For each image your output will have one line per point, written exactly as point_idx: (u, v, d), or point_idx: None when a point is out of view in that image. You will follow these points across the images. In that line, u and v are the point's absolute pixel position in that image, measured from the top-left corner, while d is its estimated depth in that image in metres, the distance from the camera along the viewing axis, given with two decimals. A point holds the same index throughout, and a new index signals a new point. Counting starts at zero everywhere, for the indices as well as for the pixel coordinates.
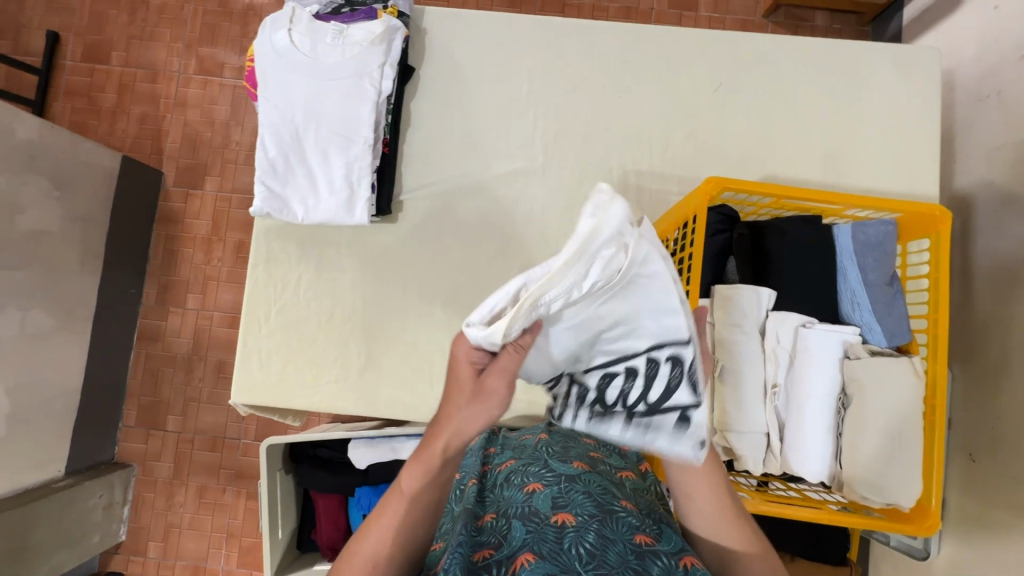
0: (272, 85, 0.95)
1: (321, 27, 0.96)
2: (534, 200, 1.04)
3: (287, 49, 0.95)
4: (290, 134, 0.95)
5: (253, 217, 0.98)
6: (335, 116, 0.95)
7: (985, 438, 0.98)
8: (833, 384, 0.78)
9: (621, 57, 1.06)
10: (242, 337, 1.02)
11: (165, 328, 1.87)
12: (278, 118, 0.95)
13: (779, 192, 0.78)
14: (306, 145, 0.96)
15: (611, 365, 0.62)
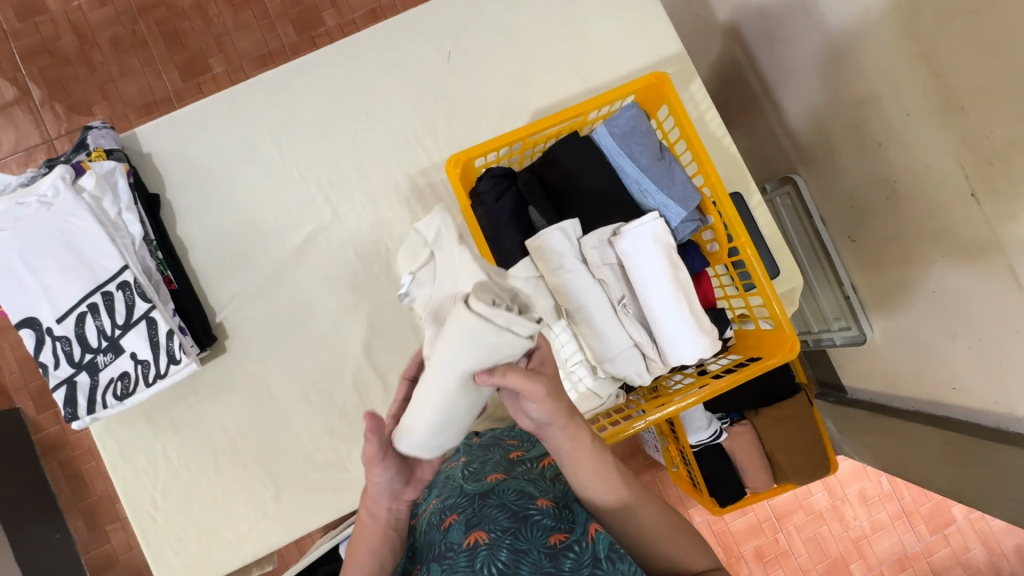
0: (13, 295, 0.86)
1: (25, 212, 0.87)
2: (344, 250, 1.01)
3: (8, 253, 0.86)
4: (61, 331, 0.87)
5: (76, 428, 0.89)
6: (92, 287, 0.87)
7: (851, 221, 1.18)
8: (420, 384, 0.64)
9: (351, 77, 1.04)
10: (134, 523, 0.94)
11: (112, 550, 1.63)
12: (40, 322, 0.87)
13: (520, 133, 0.81)
14: (84, 334, 0.87)
15: (77, 311, 0.87)
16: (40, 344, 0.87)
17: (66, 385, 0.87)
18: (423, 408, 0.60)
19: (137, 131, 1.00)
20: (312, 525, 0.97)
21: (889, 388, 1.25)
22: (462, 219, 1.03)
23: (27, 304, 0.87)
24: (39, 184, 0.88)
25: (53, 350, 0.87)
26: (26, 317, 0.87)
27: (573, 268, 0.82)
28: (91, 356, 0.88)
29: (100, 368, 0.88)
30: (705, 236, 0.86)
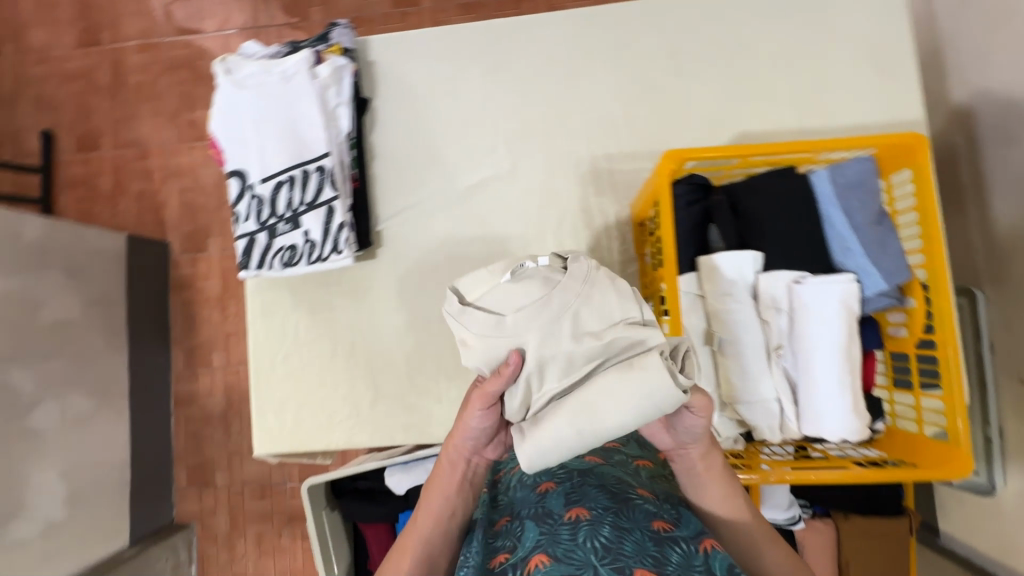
0: (235, 148, 0.97)
1: (265, 80, 0.96)
2: (508, 204, 1.04)
3: (242, 110, 0.96)
4: (260, 192, 0.97)
5: (241, 277, 1.00)
6: (296, 163, 0.96)
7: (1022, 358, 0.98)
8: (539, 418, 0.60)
9: (572, 46, 1.05)
10: (253, 374, 1.05)
11: (196, 390, 1.92)
12: (246, 178, 0.97)
13: (744, 151, 0.76)
14: (276, 200, 0.97)
15: (277, 179, 0.96)
16: (241, 196, 0.98)
17: (248, 238, 0.98)
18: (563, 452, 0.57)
19: (372, 38, 1.07)
20: (392, 442, 1.02)
21: (995, 554, 1.05)
22: (628, 214, 1.02)
23: (242, 159, 0.97)
24: (284, 60, 0.97)
25: (248, 205, 0.97)
26: (237, 169, 0.97)
27: (739, 299, 0.80)
28: (274, 222, 0.97)
29: (278, 234, 0.97)
30: (892, 317, 0.79)
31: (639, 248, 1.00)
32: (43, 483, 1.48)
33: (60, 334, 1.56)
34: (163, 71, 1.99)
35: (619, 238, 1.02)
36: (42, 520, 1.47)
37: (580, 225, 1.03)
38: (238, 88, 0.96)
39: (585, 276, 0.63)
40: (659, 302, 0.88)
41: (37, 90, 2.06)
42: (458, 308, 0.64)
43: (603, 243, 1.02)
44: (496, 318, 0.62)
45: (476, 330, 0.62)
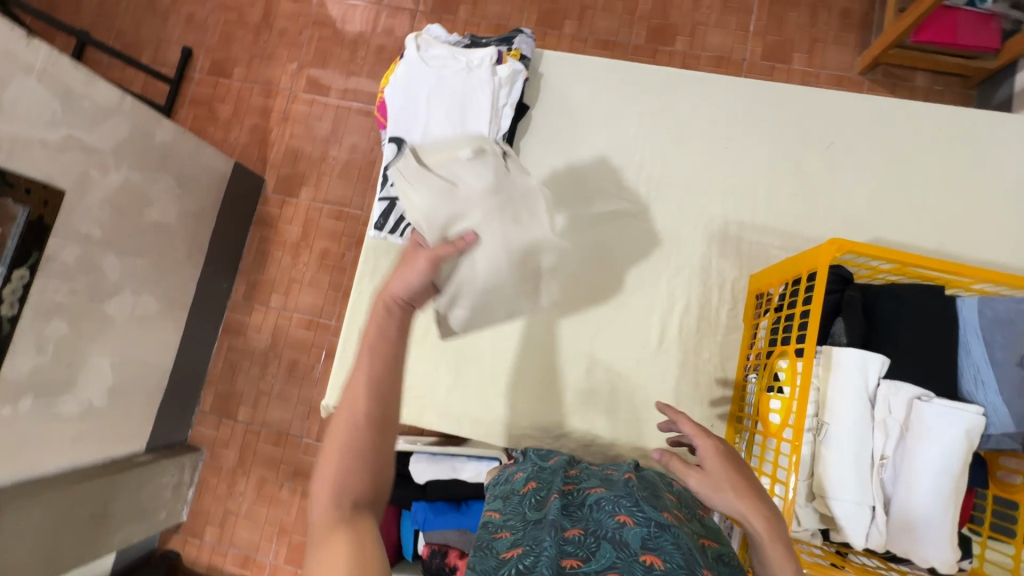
0: (400, 117, 1.03)
1: (448, 65, 1.03)
2: (632, 240, 1.07)
3: (420, 85, 1.03)
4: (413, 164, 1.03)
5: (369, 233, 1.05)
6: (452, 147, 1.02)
7: None
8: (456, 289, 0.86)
9: (733, 111, 1.08)
10: (346, 327, 1.09)
11: (247, 323, 1.94)
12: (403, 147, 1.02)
13: (903, 258, 0.77)
14: None
15: None
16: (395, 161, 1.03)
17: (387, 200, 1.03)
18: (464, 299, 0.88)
19: (547, 53, 1.14)
20: (457, 430, 1.04)
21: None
22: (745, 283, 1.03)
23: (404, 129, 1.03)
24: (470, 52, 1.04)
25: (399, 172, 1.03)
26: (397, 136, 1.03)
27: (858, 400, 0.78)
28: None
29: None
30: (1007, 461, 0.78)
31: (748, 318, 1.01)
32: (96, 368, 1.48)
33: (155, 235, 1.58)
34: (309, 24, 2.06)
35: (730, 303, 1.03)
36: (85, 402, 1.46)
37: (694, 279, 1.05)
38: (422, 64, 1.03)
39: (513, 182, 0.91)
40: (769, 377, 0.87)
41: (191, 10, 2.12)
42: (404, 160, 0.92)
43: (713, 303, 1.04)
44: (447, 185, 0.88)
45: (422, 198, 0.87)
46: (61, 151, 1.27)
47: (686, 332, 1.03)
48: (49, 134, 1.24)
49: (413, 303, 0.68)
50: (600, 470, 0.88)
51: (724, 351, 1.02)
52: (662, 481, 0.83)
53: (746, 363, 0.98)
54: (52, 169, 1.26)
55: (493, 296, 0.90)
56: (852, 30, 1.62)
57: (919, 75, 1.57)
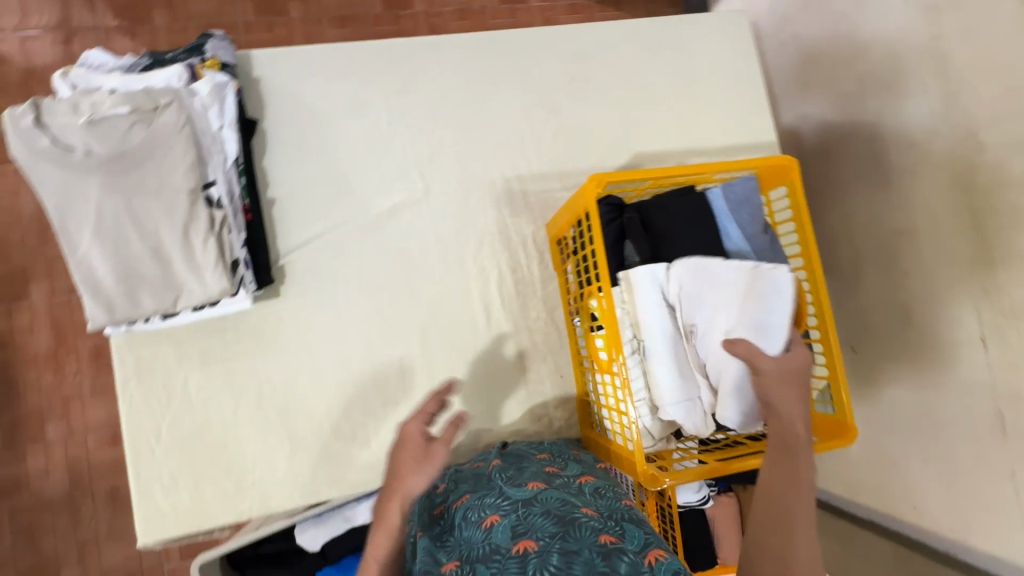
0: (60, 183, 0.77)
1: (113, 98, 0.80)
2: (426, 227, 1.00)
3: (79, 134, 0.78)
4: (111, 233, 0.79)
5: (92, 332, 0.81)
6: (156, 199, 0.80)
7: (858, 333, 1.14)
8: (113, 243, 0.79)
9: (477, 69, 1.05)
10: (129, 448, 0.87)
11: (26, 472, 1.48)
12: (88, 218, 0.78)
13: (654, 173, 0.83)
14: (131, 242, 0.80)
15: (138, 216, 0.80)
16: (84, 240, 0.79)
17: (98, 288, 0.80)
18: (118, 257, 0.79)
19: (256, 53, 0.97)
20: (314, 496, 0.92)
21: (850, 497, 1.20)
22: (544, 233, 1.05)
23: (72, 194, 0.78)
24: (146, 79, 0.85)
25: (99, 249, 0.79)
26: (69, 206, 0.78)
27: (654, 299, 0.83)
28: (138, 264, 0.81)
29: (144, 282, 0.81)
30: None
31: (557, 265, 1.02)
32: None
33: None
34: None
35: (537, 257, 1.04)
36: None
37: (498, 245, 1.03)
38: (76, 108, 0.79)
39: (174, 125, 0.82)
40: (588, 319, 0.90)
41: None
42: (32, 124, 0.77)
43: (524, 262, 1.04)
44: (58, 140, 0.78)
45: (35, 141, 0.77)
46: None
47: (508, 300, 1.02)
48: None
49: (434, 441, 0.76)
50: (467, 467, 0.87)
51: (548, 304, 1.03)
52: (528, 449, 0.89)
53: (569, 309, 1.00)
54: None
55: (162, 264, 0.82)
56: None
57: None
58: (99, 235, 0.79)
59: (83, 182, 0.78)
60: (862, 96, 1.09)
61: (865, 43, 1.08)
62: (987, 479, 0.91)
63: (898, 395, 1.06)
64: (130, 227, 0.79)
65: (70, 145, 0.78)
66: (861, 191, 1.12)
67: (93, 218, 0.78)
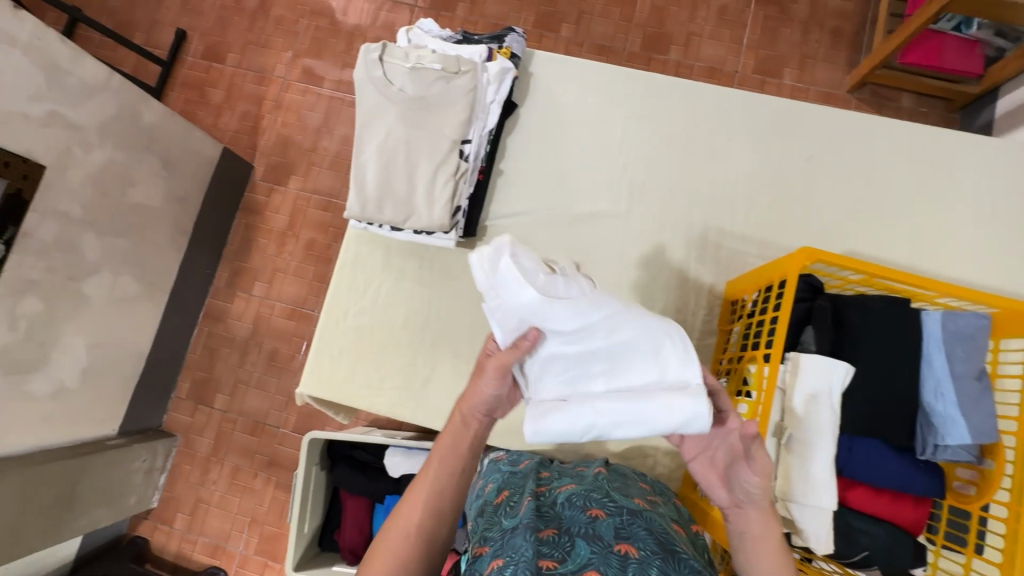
0: (375, 105, 1.00)
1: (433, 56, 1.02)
2: (613, 241, 1.08)
3: (402, 75, 1.01)
4: (388, 152, 1.00)
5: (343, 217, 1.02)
6: (429, 140, 1.00)
7: None
8: (386, 161, 0.99)
9: (717, 119, 1.10)
10: (324, 317, 1.08)
11: (229, 310, 1.91)
12: (380, 136, 1.00)
13: (872, 270, 0.78)
14: (398, 164, 1.00)
15: (411, 148, 1.00)
16: (370, 151, 1.00)
17: (360, 187, 1.00)
18: (386, 173, 0.99)
19: (539, 53, 1.14)
20: (431, 423, 1.04)
21: None
22: (721, 289, 1.05)
23: (378, 116, 1.00)
24: (459, 50, 1.06)
25: (376, 161, 1.00)
26: (373, 124, 1.01)
27: (552, 293, 0.66)
28: (394, 181, 1.00)
29: (391, 195, 1.00)
30: (962, 472, 0.81)
31: (723, 324, 1.02)
32: (70, 347, 1.44)
33: (139, 216, 1.57)
34: (306, 14, 2.01)
35: (705, 309, 1.05)
36: (56, 382, 1.43)
37: (673, 283, 1.06)
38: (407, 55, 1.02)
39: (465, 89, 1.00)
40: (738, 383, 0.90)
41: None
42: (377, 59, 1.01)
43: (690, 307, 1.05)
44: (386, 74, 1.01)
45: (373, 70, 1.00)
46: (44, 126, 1.25)
47: None
48: (33, 108, 1.22)
49: (492, 416, 0.73)
50: (570, 467, 0.92)
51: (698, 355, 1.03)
52: (631, 472, 0.89)
53: (720, 367, 0.99)
54: (34, 143, 1.24)
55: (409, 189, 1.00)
56: (840, 50, 1.65)
57: (905, 96, 1.60)
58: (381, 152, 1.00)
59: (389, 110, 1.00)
60: None
61: None
62: None
63: None
64: (403, 153, 0.99)
65: (392, 81, 1.01)
66: None
67: (383, 137, 1.00)
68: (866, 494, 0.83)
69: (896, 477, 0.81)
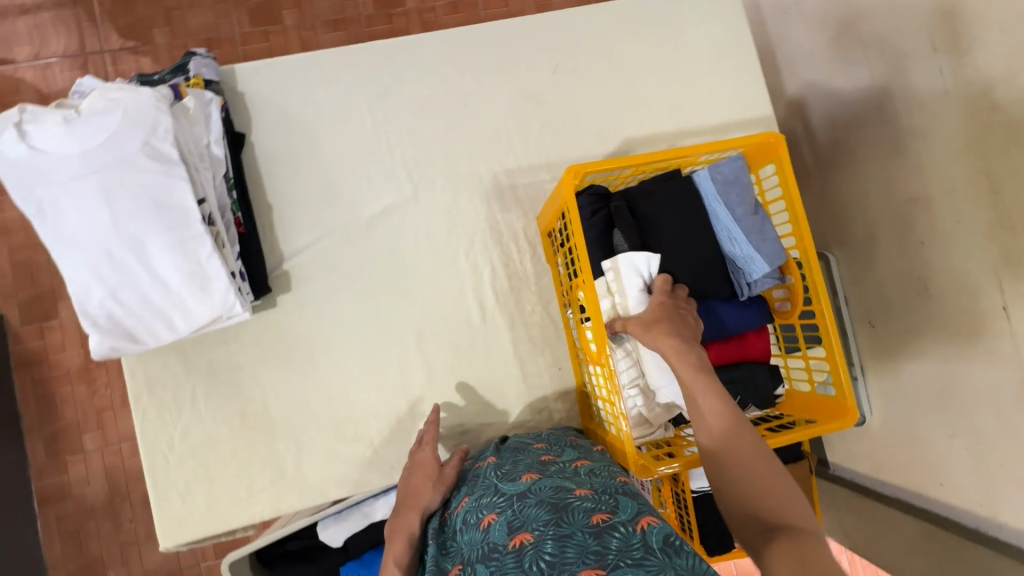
0: (54, 211, 0.77)
1: (93, 117, 0.79)
2: (416, 229, 1.01)
3: (66, 157, 0.77)
4: (108, 259, 0.79)
5: (95, 357, 0.82)
6: (150, 219, 0.80)
7: (879, 305, 1.09)
8: (118, 263, 0.80)
9: (459, 67, 1.04)
10: (149, 455, 0.91)
11: (68, 482, 1.56)
12: (87, 249, 0.78)
13: (636, 160, 0.81)
14: (131, 264, 0.80)
15: (138, 238, 0.80)
16: (84, 267, 0.79)
17: (104, 313, 0.81)
18: (129, 279, 0.80)
19: (238, 67, 0.99)
20: (325, 497, 0.95)
21: (874, 474, 1.17)
22: (535, 226, 1.04)
23: (66, 222, 0.78)
24: (121, 88, 0.81)
25: (102, 272, 0.79)
26: (68, 235, 0.78)
27: (111, 122, 0.79)
28: (142, 280, 0.81)
29: (147, 296, 0.81)
30: (777, 294, 0.91)
31: (549, 257, 1.02)
32: None
33: None
34: None
35: (529, 252, 1.04)
36: None
37: (490, 242, 1.03)
38: (57, 128, 0.78)
39: (160, 142, 0.81)
40: (578, 310, 0.90)
41: None
42: (24, 149, 0.77)
43: (517, 257, 1.04)
44: (43, 164, 0.77)
45: (25, 167, 0.77)
46: None
47: (502, 295, 1.02)
48: None
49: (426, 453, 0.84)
50: (472, 464, 0.89)
51: (542, 297, 1.03)
52: (527, 440, 0.90)
53: (563, 298, 1.00)
54: None
55: (167, 281, 0.82)
56: None
57: None
58: (104, 260, 0.79)
59: (81, 208, 0.78)
60: (867, 61, 1.05)
61: (864, 6, 1.03)
62: (1015, 449, 0.86)
63: (917, 369, 1.02)
64: (127, 249, 0.79)
65: (54, 169, 0.77)
66: (869, 158, 1.08)
67: (91, 240, 0.78)
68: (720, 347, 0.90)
69: (735, 323, 0.89)
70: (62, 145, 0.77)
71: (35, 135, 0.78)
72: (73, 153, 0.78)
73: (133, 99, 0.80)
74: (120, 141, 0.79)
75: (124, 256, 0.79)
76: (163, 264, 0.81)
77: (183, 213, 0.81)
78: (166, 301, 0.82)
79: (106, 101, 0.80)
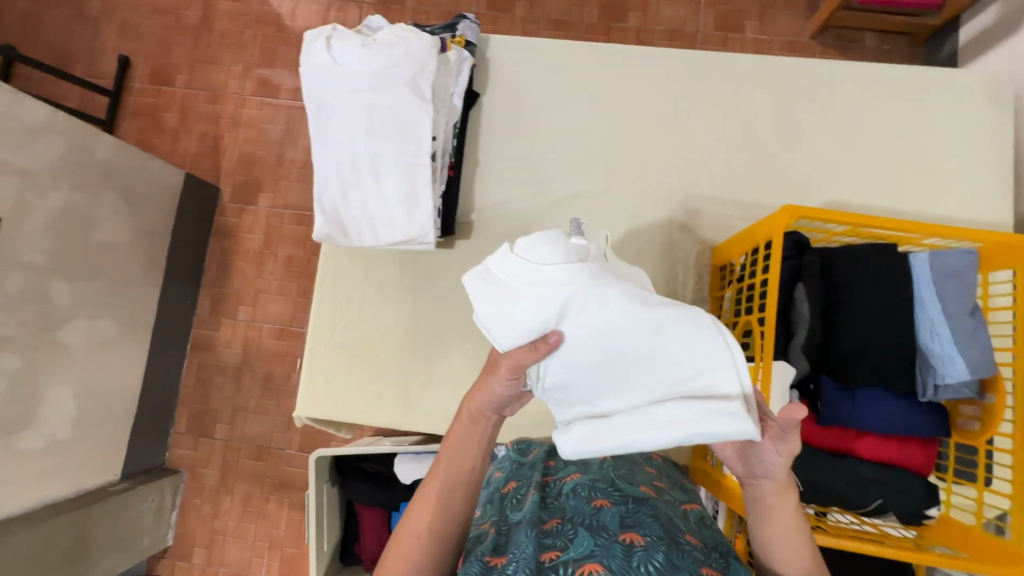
0: (329, 113, 0.93)
1: (381, 46, 0.93)
2: (593, 222, 1.06)
3: (352, 73, 0.92)
4: (352, 164, 0.93)
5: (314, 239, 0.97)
6: (393, 142, 0.93)
7: None
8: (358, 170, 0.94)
9: (683, 85, 1.07)
10: (313, 333, 1.05)
11: (216, 338, 1.84)
12: (340, 150, 0.93)
13: (856, 220, 0.78)
14: (366, 174, 0.94)
15: (379, 156, 0.93)
16: (333, 165, 0.94)
17: (332, 206, 0.95)
18: (361, 186, 0.94)
19: (494, 37, 1.11)
20: (433, 429, 1.02)
21: None
22: (709, 256, 1.04)
23: (333, 125, 0.94)
24: (409, 28, 0.94)
25: (345, 173, 0.94)
26: (331, 136, 0.94)
27: (392, 53, 0.92)
28: (370, 191, 0.94)
29: (369, 205, 0.95)
30: (965, 409, 0.82)
31: (715, 291, 1.02)
32: (56, 399, 1.40)
33: (107, 256, 1.51)
34: (250, 23, 1.93)
35: (695, 278, 1.04)
36: (47, 436, 1.39)
37: (660, 256, 1.04)
38: (354, 47, 0.93)
39: (423, 80, 0.93)
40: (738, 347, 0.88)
41: (124, 16, 1.97)
42: (326, 57, 0.93)
43: (678, 279, 1.04)
44: (335, 73, 0.93)
45: (321, 72, 0.93)
46: None
47: None
48: None
49: (500, 412, 0.73)
50: None
51: None
52: (637, 457, 0.90)
53: None
54: None
55: (387, 197, 0.94)
56: None
57: (867, 35, 1.56)
58: (350, 165, 0.94)
59: (349, 117, 0.93)
60: None
61: None
62: None
63: None
64: (369, 161, 0.93)
65: (341, 80, 0.93)
66: None
67: (346, 145, 0.93)
68: (871, 440, 0.84)
69: (902, 421, 0.81)
70: (352, 63, 0.92)
71: (336, 47, 0.93)
72: (358, 71, 0.92)
73: (415, 40, 0.93)
74: (394, 71, 0.92)
75: (362, 165, 0.93)
76: (389, 183, 0.94)
77: (418, 146, 0.93)
78: (380, 212, 0.95)
79: (395, 35, 0.93)
